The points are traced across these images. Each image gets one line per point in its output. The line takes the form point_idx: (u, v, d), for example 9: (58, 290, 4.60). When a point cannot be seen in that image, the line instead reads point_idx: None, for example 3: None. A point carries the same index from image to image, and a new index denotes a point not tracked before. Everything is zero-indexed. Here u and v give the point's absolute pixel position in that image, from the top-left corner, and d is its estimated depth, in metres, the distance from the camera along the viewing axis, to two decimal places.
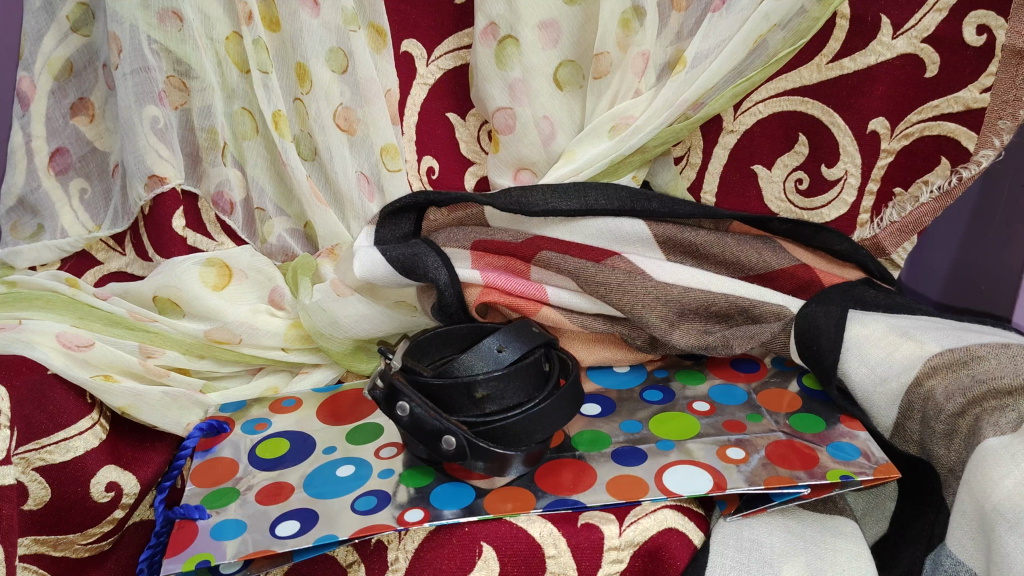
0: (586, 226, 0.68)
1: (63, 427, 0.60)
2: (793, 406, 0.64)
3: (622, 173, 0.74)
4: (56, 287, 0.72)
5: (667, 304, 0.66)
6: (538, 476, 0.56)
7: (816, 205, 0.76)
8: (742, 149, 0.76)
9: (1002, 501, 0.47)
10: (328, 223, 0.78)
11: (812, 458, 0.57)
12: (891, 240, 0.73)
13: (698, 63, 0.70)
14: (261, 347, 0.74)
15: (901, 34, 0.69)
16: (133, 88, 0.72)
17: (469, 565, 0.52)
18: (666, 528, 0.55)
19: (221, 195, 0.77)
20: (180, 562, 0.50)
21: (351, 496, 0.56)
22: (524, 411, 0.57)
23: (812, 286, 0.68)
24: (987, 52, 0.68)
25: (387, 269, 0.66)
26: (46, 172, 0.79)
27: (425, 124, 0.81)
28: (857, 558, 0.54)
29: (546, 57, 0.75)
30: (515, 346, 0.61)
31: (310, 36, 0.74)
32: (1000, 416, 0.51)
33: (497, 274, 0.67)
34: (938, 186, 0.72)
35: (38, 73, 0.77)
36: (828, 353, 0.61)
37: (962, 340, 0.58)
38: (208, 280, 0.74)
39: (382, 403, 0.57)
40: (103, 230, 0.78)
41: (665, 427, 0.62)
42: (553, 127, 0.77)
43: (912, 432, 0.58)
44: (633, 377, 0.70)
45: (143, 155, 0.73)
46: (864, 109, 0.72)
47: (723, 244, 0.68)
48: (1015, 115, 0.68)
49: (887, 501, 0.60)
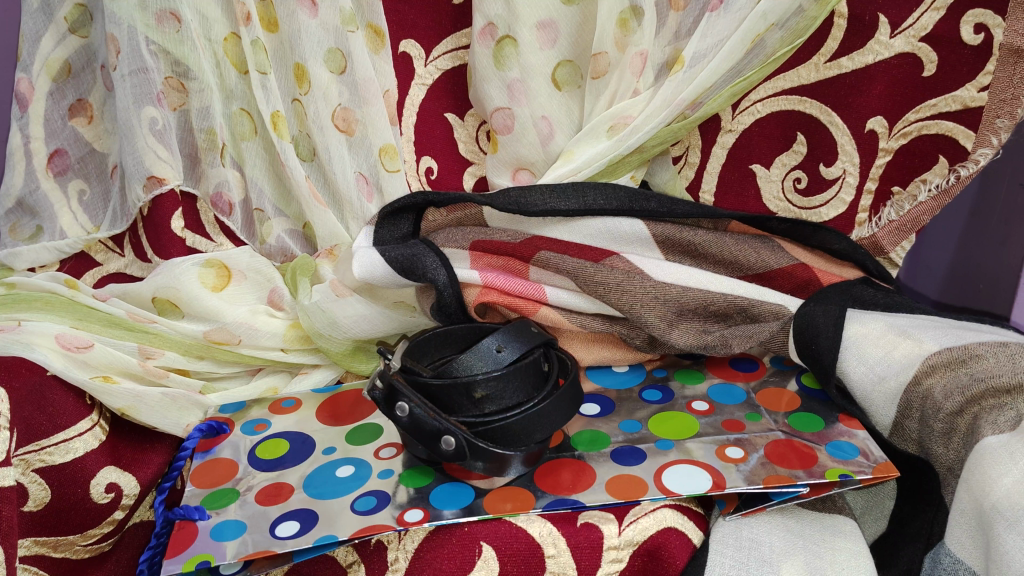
0: (585, 226, 0.68)
1: (63, 428, 0.60)
2: (792, 405, 0.64)
3: (621, 173, 0.74)
4: (54, 288, 0.72)
5: (666, 303, 0.66)
6: (537, 476, 0.56)
7: (815, 204, 0.76)
8: (740, 148, 0.76)
9: (1001, 500, 0.47)
10: (327, 223, 0.78)
11: (811, 456, 0.57)
12: (889, 239, 0.73)
13: (696, 62, 0.70)
14: (260, 347, 0.74)
15: (899, 33, 0.69)
16: (131, 89, 0.72)
17: (469, 564, 0.52)
18: (665, 527, 0.55)
19: (220, 196, 0.77)
20: (180, 563, 0.50)
21: (351, 496, 0.56)
22: (524, 411, 0.57)
23: (810, 286, 0.68)
24: (985, 51, 0.68)
25: (386, 269, 0.66)
26: (44, 173, 0.79)
27: (424, 124, 0.81)
28: (857, 557, 0.54)
29: (544, 56, 0.75)
30: (514, 346, 0.61)
31: (308, 37, 0.74)
32: (999, 415, 0.51)
33: (496, 274, 0.67)
34: (935, 185, 0.72)
35: (36, 74, 0.77)
36: (826, 352, 0.61)
37: (960, 338, 0.58)
38: (208, 281, 0.74)
39: (381, 403, 0.58)
40: (102, 231, 0.78)
41: (664, 427, 0.62)
42: (551, 127, 0.77)
43: (911, 431, 0.58)
44: (632, 376, 0.70)
45: (141, 156, 0.73)
46: (862, 108, 0.72)
47: (722, 244, 0.69)
48: (1013, 113, 0.68)
49: (886, 499, 0.60)
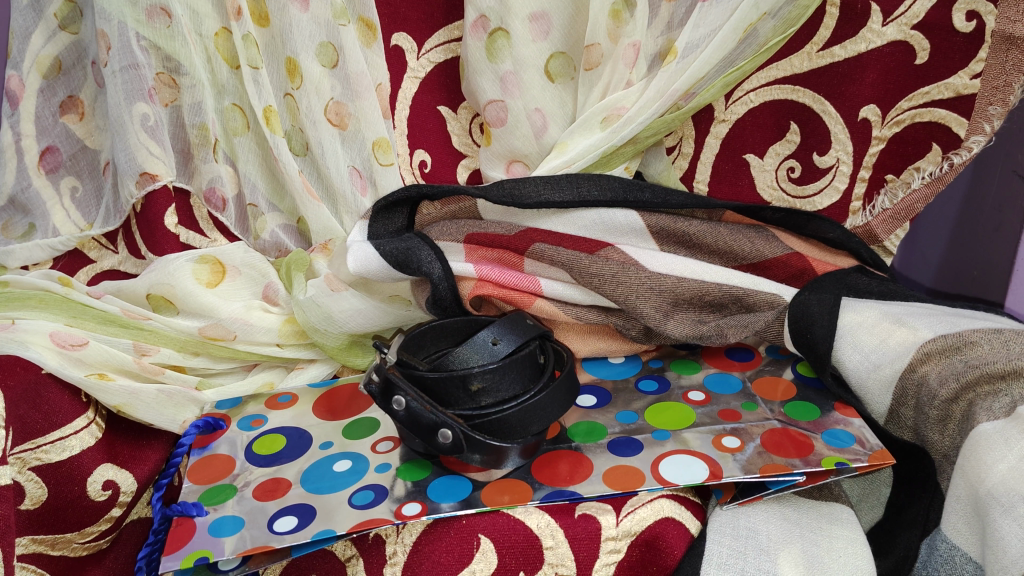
0: (579, 217, 0.69)
1: (58, 426, 0.60)
2: (788, 394, 0.64)
3: (615, 164, 0.74)
4: (49, 287, 0.71)
5: (661, 294, 0.66)
6: (534, 468, 0.57)
7: (808, 192, 0.76)
8: (733, 138, 0.76)
9: (996, 486, 0.47)
10: (320, 217, 0.77)
11: (807, 445, 0.57)
12: (883, 227, 0.73)
13: (689, 52, 0.70)
14: (255, 343, 0.74)
15: (891, 21, 0.69)
16: (122, 86, 0.71)
17: (468, 556, 0.52)
18: (664, 517, 0.55)
19: (213, 191, 0.77)
20: (179, 559, 0.50)
21: (348, 491, 0.56)
22: (519, 403, 0.56)
23: (805, 274, 0.68)
24: (977, 38, 0.68)
25: (381, 263, 0.65)
26: (36, 171, 0.79)
27: (417, 117, 0.80)
28: (853, 544, 0.55)
29: (536, 49, 0.75)
30: (510, 338, 0.60)
31: (299, 31, 0.74)
32: (993, 401, 0.51)
33: (491, 267, 0.67)
34: (928, 173, 0.72)
35: (26, 72, 0.76)
36: (822, 341, 0.62)
37: (954, 325, 0.58)
38: (202, 277, 0.74)
39: (377, 397, 0.58)
40: (96, 228, 0.78)
41: (662, 417, 0.62)
42: (544, 119, 0.77)
43: (907, 418, 0.58)
44: (628, 367, 0.70)
45: (133, 152, 0.72)
46: (854, 97, 0.72)
47: (716, 233, 0.69)
48: (1005, 100, 0.68)
49: (881, 486, 0.60)
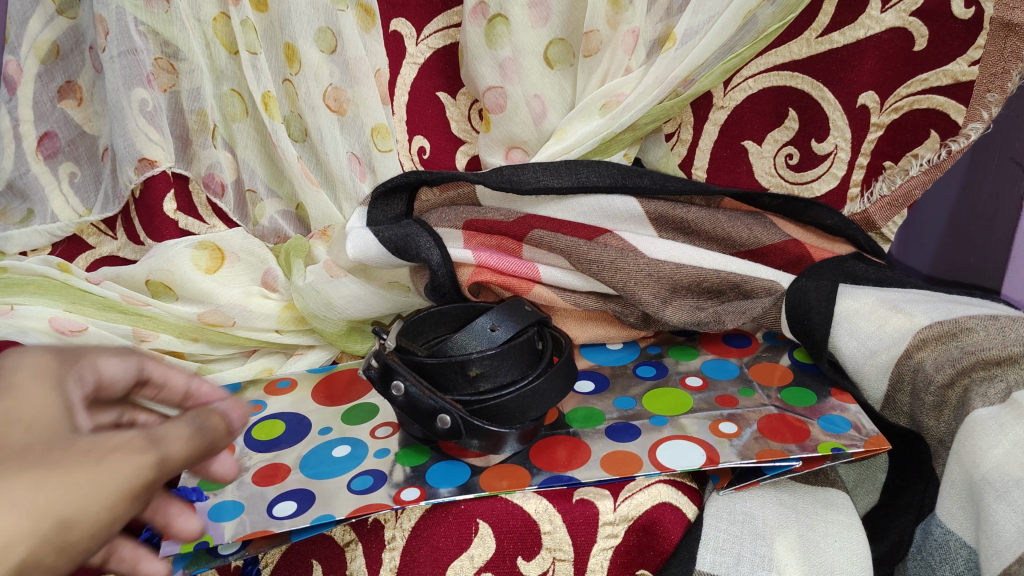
0: (578, 204, 0.69)
1: None
2: (785, 379, 0.64)
3: (613, 151, 0.74)
4: (46, 272, 0.71)
5: (659, 280, 0.66)
6: (532, 453, 0.57)
7: (807, 179, 0.76)
8: (731, 125, 0.76)
9: (991, 470, 0.48)
10: (319, 203, 0.78)
11: (804, 431, 0.57)
12: (880, 214, 0.74)
13: (689, 38, 0.70)
14: (255, 329, 0.74)
15: (889, 7, 0.69)
16: (121, 71, 0.71)
17: (467, 541, 0.52)
18: (660, 502, 0.55)
19: (211, 177, 0.77)
20: (178, 544, 0.50)
21: (347, 476, 0.56)
22: (517, 388, 0.57)
23: (802, 261, 0.69)
24: (976, 25, 0.67)
25: (379, 249, 0.65)
26: (34, 156, 0.78)
27: (416, 103, 0.80)
28: (849, 529, 0.55)
29: (535, 35, 0.75)
30: (508, 324, 0.61)
31: (298, 16, 0.73)
32: (989, 387, 0.51)
33: (489, 254, 0.67)
34: (927, 160, 0.72)
35: (24, 56, 0.76)
36: (818, 327, 0.62)
37: (951, 312, 0.58)
38: (200, 263, 0.74)
39: (376, 382, 0.58)
40: (95, 214, 0.78)
41: (660, 402, 0.62)
42: (543, 105, 0.77)
43: (903, 404, 0.58)
44: (626, 354, 0.71)
45: (132, 138, 0.72)
46: (853, 84, 0.72)
47: (714, 221, 0.69)
48: (1003, 87, 0.68)
49: (877, 472, 0.60)
